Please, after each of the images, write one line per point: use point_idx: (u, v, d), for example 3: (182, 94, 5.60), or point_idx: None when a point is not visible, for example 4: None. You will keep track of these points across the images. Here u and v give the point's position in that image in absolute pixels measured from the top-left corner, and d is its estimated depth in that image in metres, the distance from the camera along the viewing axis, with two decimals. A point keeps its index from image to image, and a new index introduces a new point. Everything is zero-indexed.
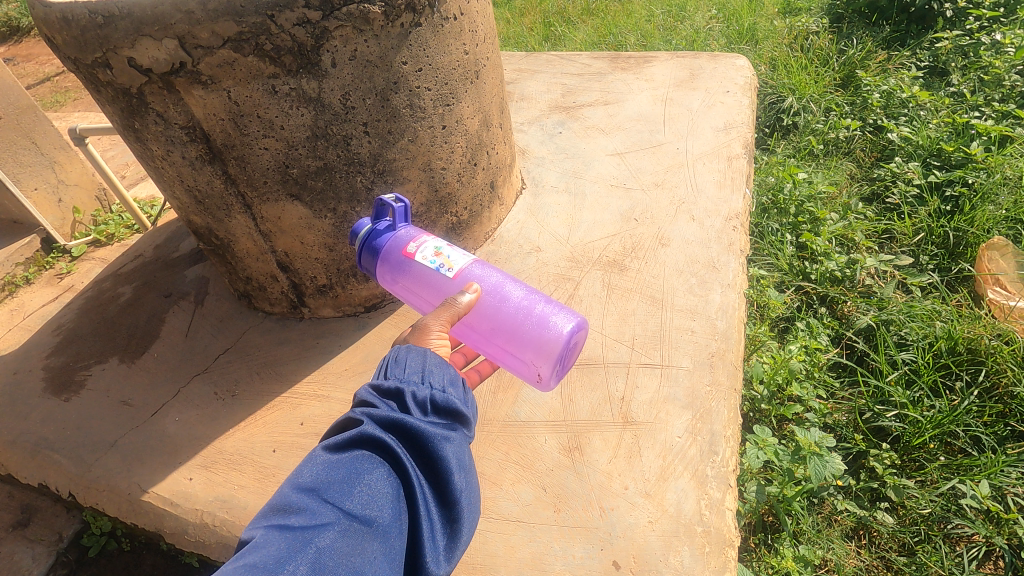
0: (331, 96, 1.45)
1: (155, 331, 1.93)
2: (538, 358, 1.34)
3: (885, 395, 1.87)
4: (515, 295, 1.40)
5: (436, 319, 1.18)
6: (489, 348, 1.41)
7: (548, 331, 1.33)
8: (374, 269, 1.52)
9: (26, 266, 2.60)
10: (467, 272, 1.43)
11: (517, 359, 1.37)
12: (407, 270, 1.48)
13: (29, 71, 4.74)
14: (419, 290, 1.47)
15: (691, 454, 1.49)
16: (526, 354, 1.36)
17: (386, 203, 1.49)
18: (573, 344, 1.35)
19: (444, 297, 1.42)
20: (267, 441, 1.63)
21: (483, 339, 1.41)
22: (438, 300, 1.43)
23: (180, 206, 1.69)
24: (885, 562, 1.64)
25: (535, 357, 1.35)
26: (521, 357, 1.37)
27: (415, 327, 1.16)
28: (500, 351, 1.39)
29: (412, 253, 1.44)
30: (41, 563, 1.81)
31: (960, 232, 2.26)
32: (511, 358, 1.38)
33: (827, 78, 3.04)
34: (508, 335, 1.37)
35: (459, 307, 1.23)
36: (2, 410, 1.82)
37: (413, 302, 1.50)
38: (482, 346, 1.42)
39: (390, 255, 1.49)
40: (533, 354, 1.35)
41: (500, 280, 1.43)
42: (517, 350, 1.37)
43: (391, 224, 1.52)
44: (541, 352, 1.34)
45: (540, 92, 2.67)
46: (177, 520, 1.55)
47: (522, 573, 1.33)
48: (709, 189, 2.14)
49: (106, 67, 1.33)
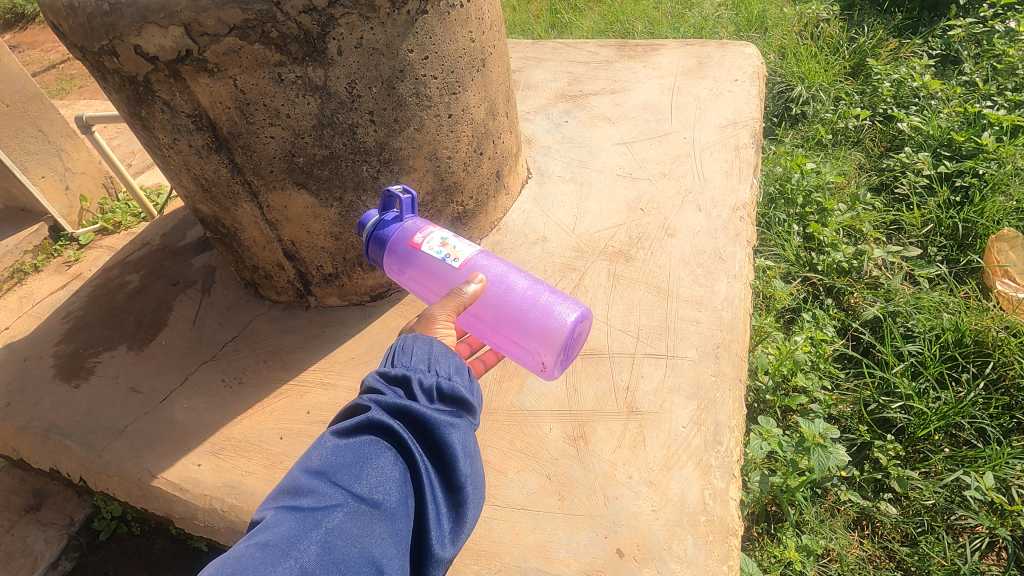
0: (338, 85, 1.45)
1: (163, 319, 1.95)
2: (542, 347, 1.35)
3: (890, 386, 1.86)
4: (520, 285, 1.40)
5: (442, 308, 1.19)
6: (495, 338, 1.41)
7: (551, 321, 1.33)
8: (380, 259, 1.52)
9: (35, 253, 2.64)
10: (473, 262, 1.43)
11: (522, 348, 1.38)
12: (413, 260, 1.48)
13: (35, 58, 4.75)
14: (425, 280, 1.48)
15: (695, 444, 1.49)
16: (530, 344, 1.36)
17: (394, 193, 1.49)
18: (577, 333, 1.35)
19: (449, 288, 1.43)
20: (274, 429, 1.65)
21: (488, 329, 1.41)
22: (445, 291, 1.44)
23: (187, 194, 1.69)
24: (888, 552, 1.65)
25: (539, 347, 1.35)
26: (525, 346, 1.37)
27: (420, 316, 1.17)
28: (505, 341, 1.40)
29: (418, 243, 1.44)
30: (53, 546, 1.84)
31: (969, 223, 2.24)
32: (516, 348, 1.39)
33: (837, 67, 3.00)
34: (513, 325, 1.38)
35: (464, 297, 1.24)
36: (14, 396, 1.84)
37: (419, 292, 1.50)
38: (487, 337, 1.42)
39: (396, 245, 1.50)
40: (537, 344, 1.35)
41: (505, 270, 1.43)
42: (522, 339, 1.37)
43: (398, 214, 1.52)
44: (545, 341, 1.34)
45: (546, 80, 2.65)
46: (186, 506, 1.57)
47: (527, 560, 1.34)
48: (716, 179, 2.12)
49: (112, 55, 1.33)
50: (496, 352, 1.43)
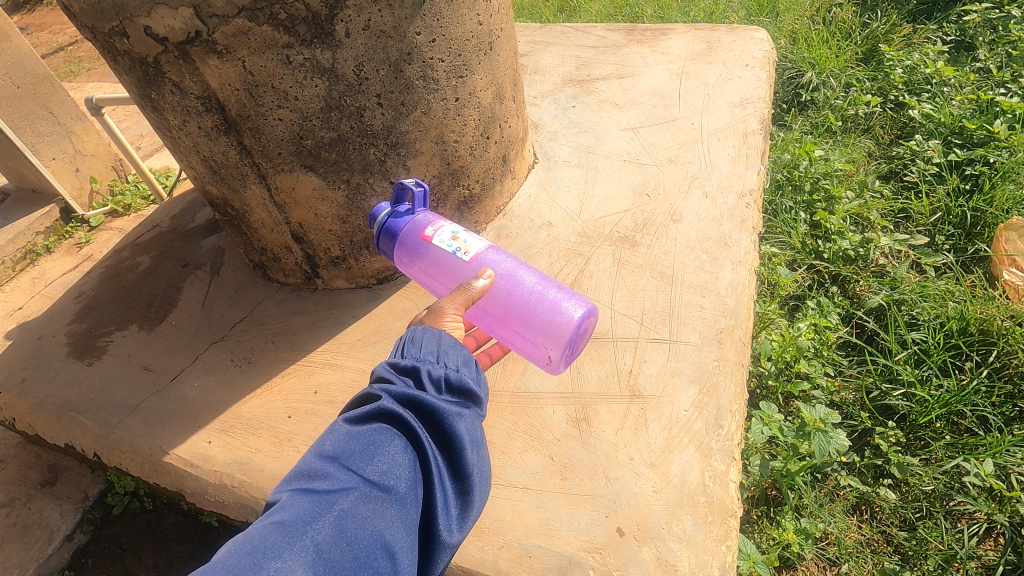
0: (345, 67, 1.45)
1: (173, 299, 1.98)
2: (546, 341, 1.37)
3: (892, 373, 1.87)
4: (528, 281, 1.41)
5: (451, 303, 1.20)
6: (499, 332, 1.43)
7: (558, 316, 1.36)
8: (392, 253, 1.53)
9: (47, 235, 2.68)
10: (482, 257, 1.44)
11: (526, 342, 1.40)
12: (424, 253, 1.49)
13: (43, 41, 4.76)
14: (435, 273, 1.49)
15: (696, 428, 1.51)
16: (535, 338, 1.38)
17: (406, 186, 1.50)
18: (583, 329, 1.37)
19: (459, 282, 1.44)
20: (282, 408, 1.68)
21: (495, 323, 1.42)
22: (455, 284, 1.45)
23: (197, 175, 1.70)
24: (886, 536, 1.67)
25: (543, 343, 1.38)
26: (529, 340, 1.39)
27: (429, 309, 1.18)
28: (508, 334, 1.42)
29: (429, 236, 1.46)
30: (68, 520, 1.90)
31: (979, 211, 2.23)
32: (520, 341, 1.41)
33: (849, 52, 2.96)
34: (520, 319, 1.39)
35: (472, 292, 1.25)
36: (29, 373, 1.89)
37: (428, 284, 1.51)
38: (491, 330, 1.44)
39: (408, 238, 1.51)
40: (542, 337, 1.37)
41: (514, 266, 1.44)
42: (527, 333, 1.39)
43: (408, 208, 1.54)
44: (549, 336, 1.36)
45: (554, 64, 2.63)
46: (197, 481, 1.61)
47: (529, 538, 1.37)
48: (723, 165, 2.12)
49: (123, 36, 1.35)
50: (502, 346, 1.44)
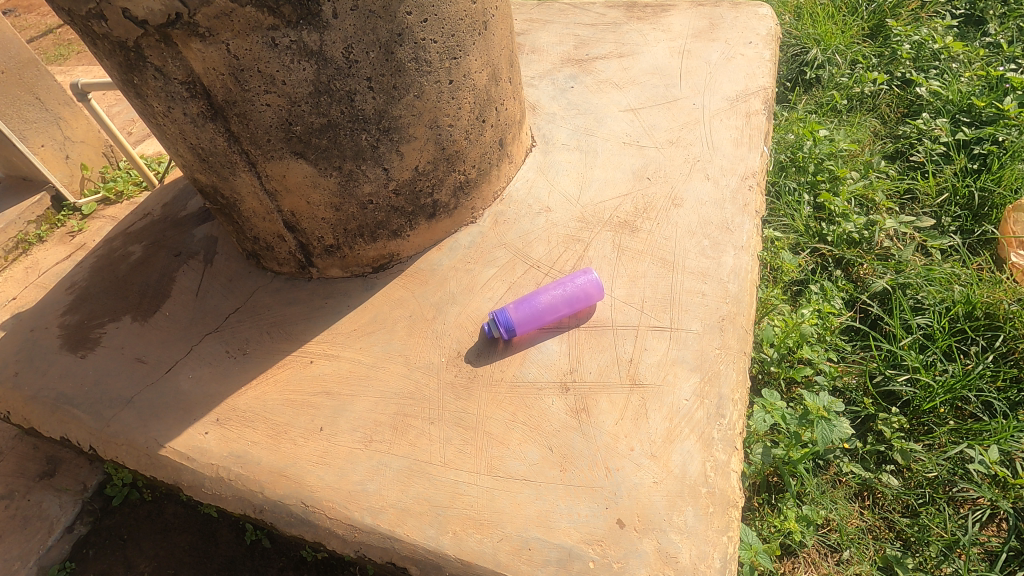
0: (334, 49, 1.40)
1: (167, 290, 1.95)
2: (589, 279, 1.66)
3: (897, 358, 1.84)
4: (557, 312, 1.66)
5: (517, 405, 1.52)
6: (512, 339, 1.66)
7: (578, 296, 1.66)
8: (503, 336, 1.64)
9: (38, 223, 2.64)
10: (540, 325, 1.66)
11: (552, 291, 1.66)
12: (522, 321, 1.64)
13: (30, 23, 4.64)
14: (529, 324, 1.65)
15: (698, 417, 1.49)
16: (559, 322, 1.68)
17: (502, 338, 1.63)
18: (586, 293, 1.66)
19: (540, 320, 1.65)
20: (279, 399, 1.66)
21: (558, 306, 1.65)
22: (540, 320, 1.65)
23: (184, 163, 1.66)
24: (888, 522, 1.66)
25: (580, 275, 1.67)
26: (561, 283, 1.67)
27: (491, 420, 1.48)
28: (530, 330, 1.66)
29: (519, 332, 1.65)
30: (68, 511, 1.89)
31: (987, 192, 2.18)
32: (545, 294, 1.66)
33: (856, 27, 2.84)
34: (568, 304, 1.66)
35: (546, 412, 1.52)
36: (22, 366, 1.86)
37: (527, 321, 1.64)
38: (513, 328, 1.63)
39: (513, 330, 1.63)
40: (586, 306, 1.69)
41: (548, 312, 1.65)
42: (543, 322, 1.66)
43: (508, 329, 1.62)
44: (596, 297, 1.67)
45: (552, 43, 2.56)
46: (193, 474, 1.60)
47: (528, 530, 1.36)
48: (725, 146, 2.07)
49: (100, 19, 1.30)
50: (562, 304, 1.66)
